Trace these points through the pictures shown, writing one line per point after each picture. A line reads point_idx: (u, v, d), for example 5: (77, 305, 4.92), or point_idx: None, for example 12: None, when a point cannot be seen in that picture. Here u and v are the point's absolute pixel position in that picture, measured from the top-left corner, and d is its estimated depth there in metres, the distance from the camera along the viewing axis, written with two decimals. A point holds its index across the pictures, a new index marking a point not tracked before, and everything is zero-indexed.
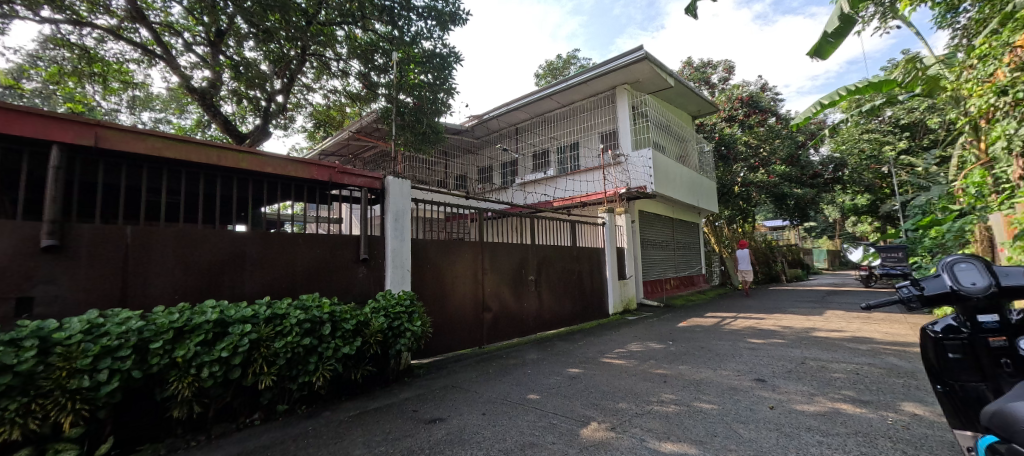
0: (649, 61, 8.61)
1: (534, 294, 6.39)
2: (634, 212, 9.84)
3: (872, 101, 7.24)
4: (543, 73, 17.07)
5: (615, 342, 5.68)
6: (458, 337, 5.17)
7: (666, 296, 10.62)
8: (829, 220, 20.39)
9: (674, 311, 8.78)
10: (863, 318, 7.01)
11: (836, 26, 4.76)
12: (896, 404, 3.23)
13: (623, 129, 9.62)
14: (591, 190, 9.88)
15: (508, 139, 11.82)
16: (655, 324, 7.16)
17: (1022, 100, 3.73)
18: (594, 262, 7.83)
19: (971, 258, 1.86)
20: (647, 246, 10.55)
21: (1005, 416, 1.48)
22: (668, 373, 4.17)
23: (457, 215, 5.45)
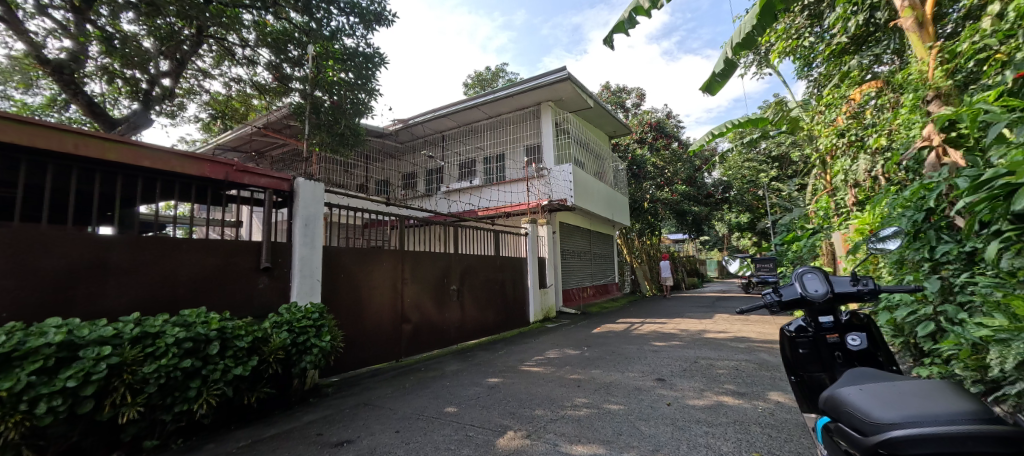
0: (571, 82, 9.17)
1: (455, 305, 6.38)
2: (555, 224, 10.28)
3: (753, 133, 8.39)
4: (471, 83, 17.25)
5: (534, 350, 5.88)
6: (374, 350, 4.99)
7: (583, 304, 11.17)
8: (720, 235, 23.01)
9: (589, 318, 9.27)
10: (743, 321, 8.02)
11: (722, 67, 5.47)
12: (765, 394, 3.77)
13: (546, 143, 10.07)
14: (514, 201, 10.14)
15: (435, 146, 11.81)
16: (571, 331, 7.51)
17: (853, 142, 4.62)
18: (516, 272, 8.03)
19: (815, 269, 2.27)
20: (566, 256, 11.05)
21: (831, 400, 1.74)
22: (581, 378, 4.42)
23: (377, 222, 5.31)
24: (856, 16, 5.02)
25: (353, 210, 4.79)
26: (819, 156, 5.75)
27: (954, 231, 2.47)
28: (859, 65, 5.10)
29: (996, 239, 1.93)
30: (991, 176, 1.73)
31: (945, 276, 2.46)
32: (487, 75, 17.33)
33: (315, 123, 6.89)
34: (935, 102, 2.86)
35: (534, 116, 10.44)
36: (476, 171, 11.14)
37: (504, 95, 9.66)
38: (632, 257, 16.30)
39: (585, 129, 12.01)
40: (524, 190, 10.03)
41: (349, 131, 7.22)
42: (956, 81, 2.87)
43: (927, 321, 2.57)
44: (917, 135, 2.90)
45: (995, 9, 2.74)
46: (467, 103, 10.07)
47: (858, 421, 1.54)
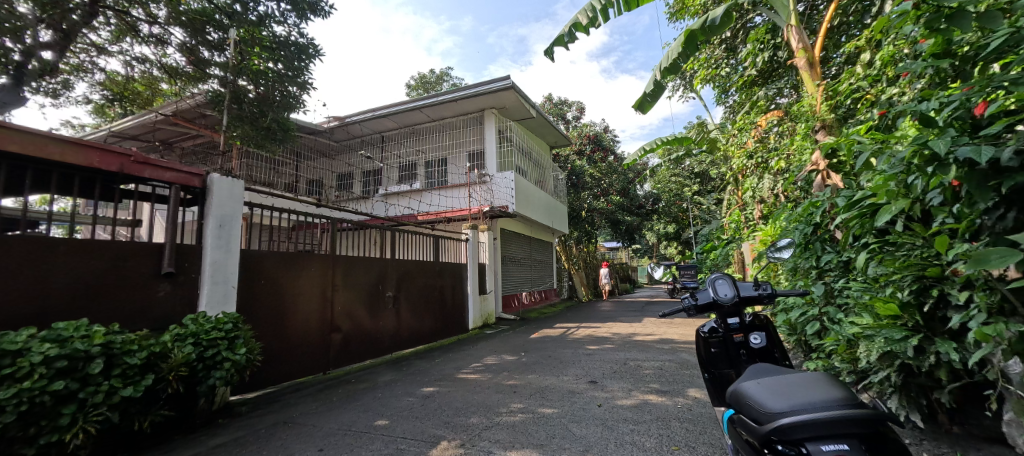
0: (515, 91, 9.37)
1: (391, 312, 6.22)
2: (496, 230, 10.40)
3: (679, 150, 9.10)
4: (414, 85, 16.98)
5: (472, 357, 5.89)
6: (297, 362, 4.73)
7: (522, 310, 11.34)
8: (650, 244, 24.45)
9: (527, 323, 9.43)
10: (668, 324, 8.60)
11: (652, 87, 5.91)
12: (684, 391, 4.09)
13: (488, 150, 10.17)
14: (455, 206, 10.12)
15: (374, 147, 11.50)
16: (509, 337, 7.59)
17: (760, 163, 5.18)
18: (455, 278, 7.99)
19: (724, 275, 2.53)
20: (506, 262, 11.18)
21: (737, 394, 1.93)
22: (517, 383, 4.50)
23: (306, 225, 5.06)
24: (762, 53, 5.70)
25: (279, 211, 4.53)
26: (733, 174, 6.36)
27: (834, 243, 2.87)
28: (767, 95, 5.74)
29: (865, 249, 2.27)
30: (860, 197, 2.05)
31: (828, 282, 2.87)
32: (431, 78, 17.17)
33: (235, 114, 6.48)
34: (822, 132, 3.32)
35: (478, 123, 10.52)
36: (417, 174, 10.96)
37: (447, 100, 9.65)
38: (570, 264, 16.81)
39: (527, 138, 12.30)
40: (465, 195, 10.04)
41: (278, 125, 6.83)
42: (837, 113, 3.36)
43: (815, 321, 2.96)
44: (808, 160, 3.34)
45: (865, 56, 3.24)
46: (408, 104, 9.90)
47: (758, 413, 1.72)
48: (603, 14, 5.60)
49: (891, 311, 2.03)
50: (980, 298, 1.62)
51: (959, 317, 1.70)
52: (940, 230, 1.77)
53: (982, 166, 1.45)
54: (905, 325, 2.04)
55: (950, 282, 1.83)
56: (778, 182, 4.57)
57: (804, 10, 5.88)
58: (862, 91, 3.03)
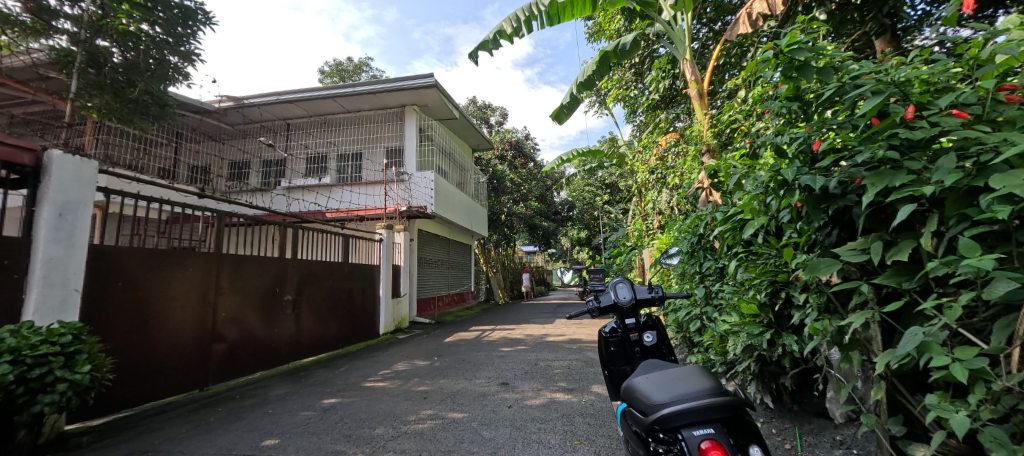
0: (438, 89, 9.30)
1: (288, 318, 5.76)
2: (413, 231, 10.21)
3: (593, 162, 9.70)
4: (328, 71, 16.00)
5: (381, 363, 5.71)
6: (168, 378, 4.15)
7: (438, 313, 11.21)
8: (564, 249, 25.66)
9: (442, 327, 9.35)
10: (577, 325, 9.11)
11: (568, 100, 6.31)
12: (588, 388, 4.39)
13: (408, 148, 9.93)
14: (370, 204, 9.74)
15: (277, 136, 10.67)
16: (423, 341, 7.48)
17: (659, 179, 5.76)
18: (366, 281, 7.67)
19: (624, 279, 2.76)
20: (423, 264, 10.98)
21: (629, 390, 2.11)
22: (428, 389, 4.46)
23: (186, 218, 4.43)
24: (664, 81, 6.36)
25: (151, 202, 3.95)
26: (638, 187, 6.94)
27: (712, 252, 3.27)
28: (668, 118, 6.36)
29: (735, 258, 2.63)
30: (733, 212, 2.39)
31: (707, 285, 3.30)
32: (348, 67, 16.31)
33: (91, 80, 4.90)
34: (708, 155, 3.82)
35: (397, 119, 10.24)
36: (328, 168, 10.37)
37: (366, 92, 9.26)
38: (488, 267, 16.96)
39: (449, 139, 12.26)
40: (382, 193, 9.71)
41: (153, 98, 5.45)
42: (719, 140, 3.87)
43: (697, 320, 3.41)
44: (696, 178, 3.80)
45: (741, 92, 3.78)
46: (321, 92, 9.32)
47: (645, 406, 1.90)
48: (526, 26, 5.82)
49: (753, 310, 2.42)
50: (813, 299, 1.98)
51: (799, 315, 2.06)
52: (787, 243, 2.13)
53: (816, 192, 1.78)
54: (763, 322, 2.45)
55: (793, 286, 2.23)
56: (673, 196, 5.10)
57: (700, 46, 6.67)
58: (737, 122, 3.54)
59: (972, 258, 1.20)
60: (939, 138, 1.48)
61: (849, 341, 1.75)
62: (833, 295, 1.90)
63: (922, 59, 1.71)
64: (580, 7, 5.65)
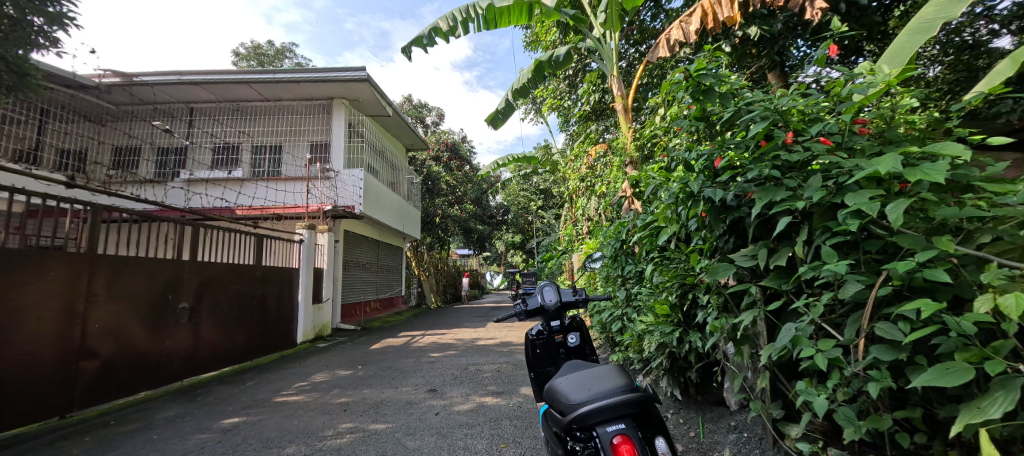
0: (370, 84, 8.99)
1: (182, 328, 5.10)
2: (339, 232, 9.74)
3: (528, 168, 9.93)
4: (243, 53, 14.73)
5: (297, 375, 5.36)
6: (19, 405, 3.45)
7: (365, 319, 10.75)
8: (499, 253, 25.88)
9: (369, 333, 8.99)
10: (509, 329, 9.21)
11: (504, 106, 6.44)
12: (517, 390, 4.47)
13: (336, 144, 9.47)
14: (291, 202, 9.15)
15: (179, 121, 9.71)
16: (346, 349, 7.14)
17: (589, 187, 6.05)
18: (281, 286, 7.10)
19: (551, 282, 2.85)
20: (350, 267, 10.50)
21: (550, 392, 2.16)
22: (349, 401, 4.27)
23: (51, 211, 3.78)
24: (594, 94, 6.73)
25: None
26: (570, 194, 7.21)
27: (633, 257, 3.46)
28: (598, 130, 6.71)
29: (651, 262, 2.82)
30: (651, 219, 2.58)
31: (628, 288, 3.52)
32: (269, 51, 15.18)
33: None
34: (632, 166, 4.14)
35: (324, 112, 9.73)
36: (241, 160, 9.64)
37: (287, 81, 8.68)
38: (420, 270, 16.61)
39: (382, 137, 11.90)
40: (303, 190, 9.13)
41: (9, 66, 4.28)
42: (641, 153, 4.16)
43: (619, 321, 3.69)
44: (621, 187, 4.07)
45: (661, 110, 4.11)
46: (234, 77, 8.58)
47: (564, 406, 1.96)
48: (463, 27, 5.84)
49: (665, 311, 2.65)
50: (714, 300, 2.20)
51: (703, 314, 2.28)
52: (694, 249, 2.34)
53: (717, 204, 1.98)
54: (674, 322, 2.68)
55: (698, 287, 2.46)
56: (601, 203, 5.37)
57: (626, 65, 7.14)
58: (657, 137, 3.83)
59: (830, 264, 1.41)
60: (811, 160, 1.71)
61: (741, 336, 1.98)
62: (729, 296, 2.13)
63: (799, 92, 1.98)
64: (517, 15, 5.79)
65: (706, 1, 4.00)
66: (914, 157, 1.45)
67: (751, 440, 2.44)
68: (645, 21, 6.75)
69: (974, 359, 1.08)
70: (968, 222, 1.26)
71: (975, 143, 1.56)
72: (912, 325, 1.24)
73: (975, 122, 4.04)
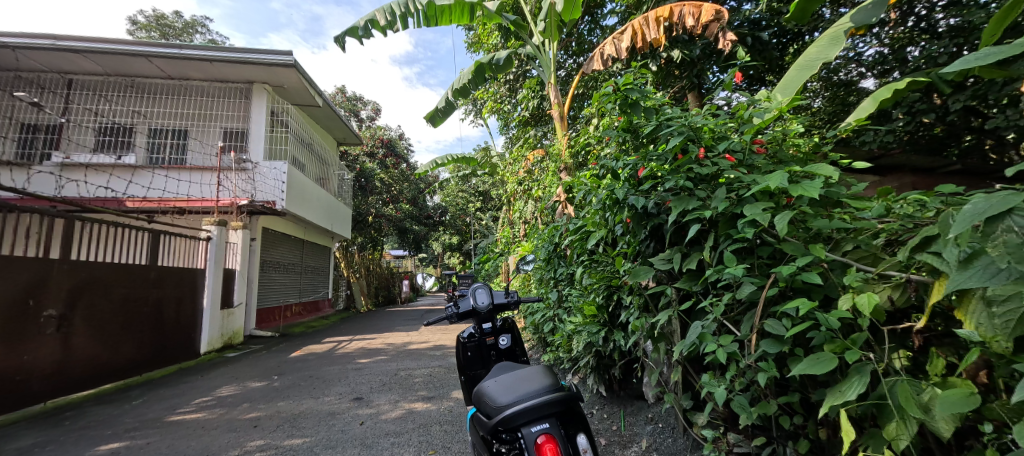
0: (297, 70, 8.48)
1: (50, 339, 4.38)
2: (257, 231, 9.04)
3: (467, 169, 9.91)
4: (142, 23, 13.12)
5: (200, 390, 4.87)
6: None
7: (285, 325, 10.05)
8: (436, 253, 25.51)
9: (289, 340, 8.42)
10: (443, 331, 9.10)
11: (444, 105, 6.40)
12: (448, 395, 4.44)
13: (257, 133, 8.81)
14: (200, 194, 8.34)
15: (51, 94, 8.55)
16: (261, 358, 6.62)
17: (526, 190, 6.18)
18: (183, 288, 6.39)
19: (484, 284, 2.86)
20: (269, 268, 9.77)
21: (479, 395, 2.15)
22: (259, 416, 3.97)
23: None
24: (533, 100, 6.91)
25: None
26: (508, 197, 7.31)
27: (565, 259, 3.58)
28: (536, 135, 6.87)
29: (582, 265, 2.95)
30: (584, 223, 2.70)
31: (560, 290, 3.66)
32: (175, 23, 13.73)
33: None
34: (566, 172, 4.34)
35: (244, 97, 9.00)
36: (135, 143, 8.74)
37: (196, 59, 7.89)
38: (350, 272, 15.91)
39: (311, 128, 11.25)
40: (214, 182, 8.34)
41: None
42: (575, 160, 4.34)
43: (551, 322, 3.81)
44: (555, 192, 4.24)
45: (594, 119, 4.32)
46: (129, 47, 7.63)
47: (490, 408, 1.99)
48: (402, 21, 5.72)
49: (593, 311, 2.79)
50: (636, 300, 2.36)
51: (626, 314, 2.43)
52: (620, 253, 2.49)
53: (639, 211, 2.13)
54: (601, 322, 2.83)
55: (622, 289, 2.61)
56: (536, 207, 5.51)
57: (565, 74, 7.41)
58: (588, 146, 4.04)
59: (730, 267, 1.58)
60: (719, 174, 1.90)
61: (658, 333, 2.14)
62: (648, 297, 2.30)
63: (710, 112, 2.18)
64: (458, 15, 5.77)
65: (636, 21, 4.26)
66: (798, 174, 1.67)
67: (666, 430, 2.64)
68: (582, 34, 7.06)
69: (838, 349, 1.25)
70: (837, 233, 1.46)
71: (846, 165, 1.82)
72: (793, 321, 1.43)
73: (849, 148, 4.71)
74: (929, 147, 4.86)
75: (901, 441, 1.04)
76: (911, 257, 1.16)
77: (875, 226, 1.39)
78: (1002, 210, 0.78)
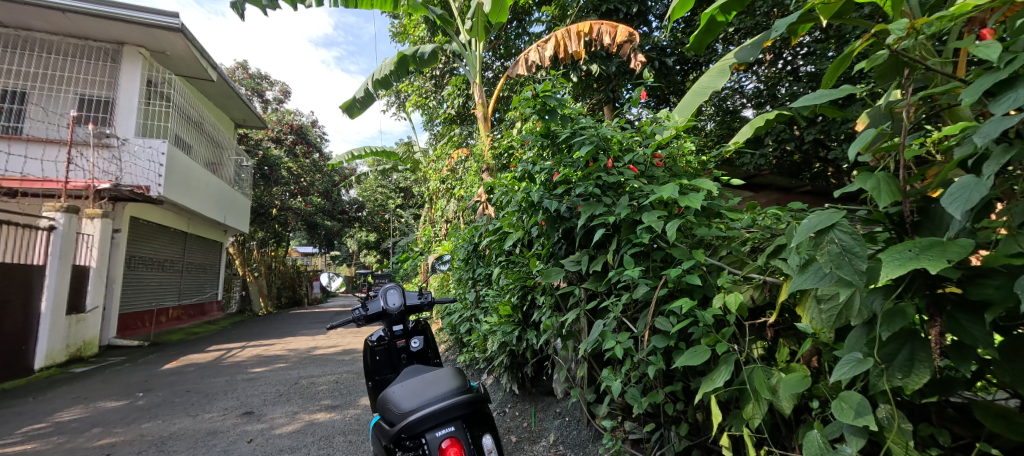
0: (185, 35, 7.56)
1: None
2: (122, 221, 7.84)
3: (387, 164, 9.56)
4: None
5: (33, 415, 4.09)
6: None
7: (158, 332, 8.81)
8: (352, 251, 24.21)
9: (164, 349, 7.40)
10: (355, 335, 8.64)
11: (363, 95, 6.13)
12: (355, 402, 4.25)
13: (127, 105, 7.62)
14: (48, 173, 7.04)
15: None
16: (124, 373, 5.73)
17: (448, 189, 6.12)
18: (12, 286, 5.30)
19: (396, 285, 2.77)
20: (137, 265, 8.52)
21: (383, 401, 2.07)
22: (115, 442, 3.44)
23: None
24: (458, 98, 6.88)
25: None
26: (430, 195, 7.19)
27: (483, 260, 3.59)
28: (462, 134, 6.85)
29: (499, 265, 3.00)
30: (502, 222, 2.75)
31: (478, 290, 3.68)
32: None
33: None
34: (488, 172, 4.38)
35: (112, 61, 7.78)
36: None
37: (41, 6, 6.60)
38: (246, 270, 14.46)
39: (200, 105, 10.03)
40: (65, 160, 7.06)
41: None
42: (497, 162, 4.41)
43: (468, 322, 3.85)
44: (476, 192, 4.27)
45: (518, 123, 4.39)
46: None
47: (394, 414, 1.94)
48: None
49: (508, 311, 2.86)
50: (547, 299, 2.45)
51: (538, 313, 2.51)
52: (534, 254, 2.57)
53: (554, 215, 2.22)
54: (515, 321, 2.92)
55: (536, 289, 2.71)
56: (458, 206, 5.49)
57: (492, 75, 7.49)
58: (508, 150, 4.12)
59: (629, 269, 1.72)
60: (624, 183, 2.05)
61: (567, 331, 2.27)
62: (559, 297, 2.40)
63: (620, 124, 2.34)
64: (380, 2, 5.55)
65: (560, 32, 4.43)
66: (687, 187, 1.87)
67: (572, 424, 2.77)
68: (512, 38, 7.18)
69: (711, 343, 1.42)
70: (715, 240, 1.67)
71: (725, 182, 2.08)
72: (677, 318, 1.60)
73: (732, 168, 5.36)
74: (791, 171, 5.74)
75: (755, 419, 1.23)
76: (768, 262, 1.35)
77: (744, 235, 1.59)
78: (827, 225, 0.94)
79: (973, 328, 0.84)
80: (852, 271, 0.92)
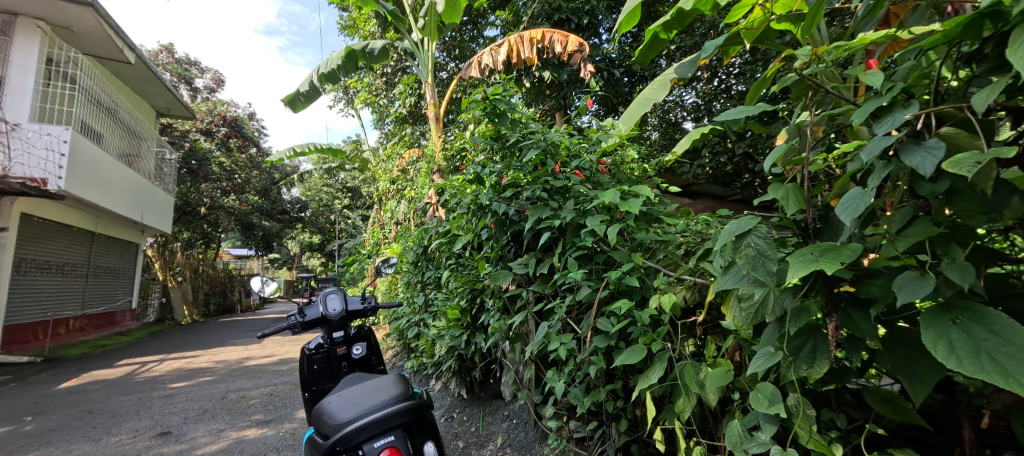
0: (95, 11, 6.96)
1: None
2: (8, 218, 6.96)
3: (334, 162, 9.19)
4: None
5: None
6: None
7: (55, 345, 7.85)
8: (293, 253, 22.96)
9: (65, 366, 6.61)
10: (294, 343, 8.17)
11: (307, 88, 5.86)
12: (290, 416, 4.03)
13: (20, 84, 6.77)
14: None
15: None
16: (14, 394, 5.07)
17: (397, 190, 5.98)
18: None
19: (338, 290, 2.67)
20: (29, 269, 7.61)
21: (318, 412, 1.97)
22: None
23: None
24: (410, 97, 6.77)
25: None
26: (379, 196, 7.01)
27: (433, 263, 3.51)
28: (413, 134, 6.73)
29: (449, 268, 2.97)
30: (452, 224, 2.73)
31: (428, 293, 3.63)
32: None
33: None
34: (438, 174, 4.34)
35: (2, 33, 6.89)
36: None
37: None
38: (168, 275, 13.26)
39: (114, 89, 9.12)
40: None
41: None
42: (447, 163, 4.38)
43: (415, 327, 3.78)
44: (426, 194, 4.22)
45: (472, 125, 4.38)
46: None
47: (329, 426, 1.86)
48: None
49: (456, 315, 2.85)
50: (495, 302, 2.46)
51: (488, 316, 2.51)
52: (483, 256, 2.57)
53: (503, 218, 2.24)
54: (464, 325, 2.91)
55: (485, 292, 2.72)
56: (408, 207, 5.38)
57: (445, 76, 7.43)
58: (457, 153, 4.11)
59: (573, 272, 1.77)
60: (571, 188, 2.11)
61: (514, 334, 2.29)
62: (507, 299, 2.42)
63: (568, 131, 2.41)
64: None
65: (513, 38, 4.51)
66: (628, 193, 1.95)
67: (519, 426, 2.78)
68: (465, 40, 7.18)
69: (647, 342, 1.50)
70: (652, 244, 1.75)
71: (663, 189, 2.20)
72: (618, 319, 1.67)
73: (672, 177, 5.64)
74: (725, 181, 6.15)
75: (685, 413, 1.30)
76: (698, 264, 1.45)
77: (677, 239, 1.69)
78: (744, 230, 1.03)
79: (861, 322, 0.95)
80: (765, 272, 1.02)
